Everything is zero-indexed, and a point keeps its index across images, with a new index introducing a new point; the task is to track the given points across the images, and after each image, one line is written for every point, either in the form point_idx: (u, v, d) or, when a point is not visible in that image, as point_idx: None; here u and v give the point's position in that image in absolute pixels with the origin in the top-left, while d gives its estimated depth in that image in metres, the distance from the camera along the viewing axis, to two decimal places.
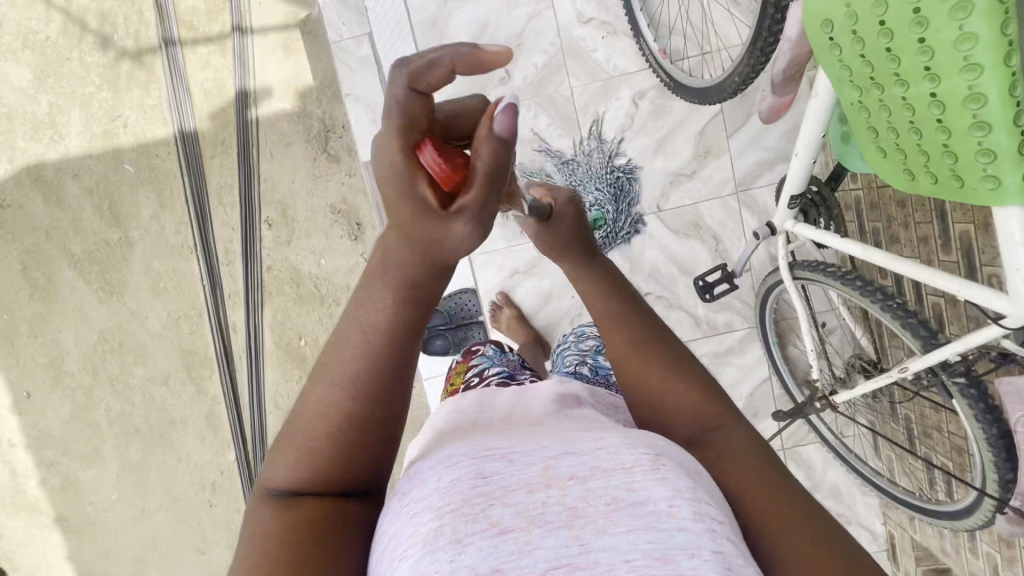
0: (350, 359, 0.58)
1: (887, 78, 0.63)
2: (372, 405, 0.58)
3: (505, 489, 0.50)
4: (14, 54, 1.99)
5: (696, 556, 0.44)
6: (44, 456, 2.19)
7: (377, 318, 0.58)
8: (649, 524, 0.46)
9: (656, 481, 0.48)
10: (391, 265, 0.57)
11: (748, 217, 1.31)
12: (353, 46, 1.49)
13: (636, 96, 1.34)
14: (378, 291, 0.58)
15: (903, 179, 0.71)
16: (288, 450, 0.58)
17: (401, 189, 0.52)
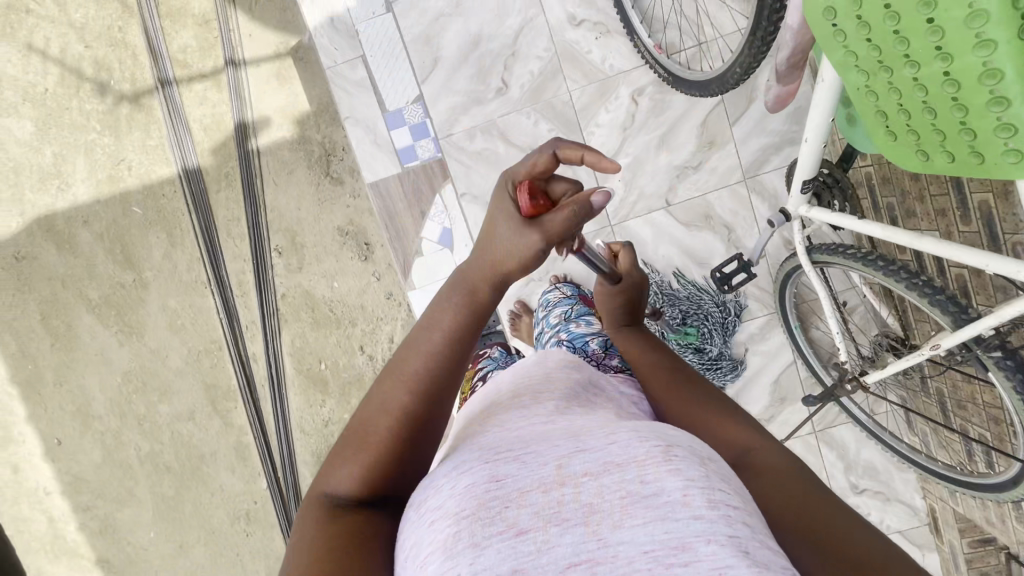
0: (413, 360, 0.67)
1: (896, 62, 0.62)
2: (428, 402, 0.65)
3: (519, 489, 0.50)
4: (15, 109, 2.01)
5: (711, 541, 0.44)
6: (80, 501, 2.22)
7: (440, 326, 0.68)
8: (664, 514, 0.46)
9: (668, 471, 0.49)
10: (463, 280, 0.70)
11: (758, 203, 1.31)
12: (348, 70, 1.50)
13: (635, 93, 1.33)
14: (445, 301, 0.69)
15: (914, 160, 0.71)
16: (348, 450, 0.64)
17: (503, 218, 0.67)
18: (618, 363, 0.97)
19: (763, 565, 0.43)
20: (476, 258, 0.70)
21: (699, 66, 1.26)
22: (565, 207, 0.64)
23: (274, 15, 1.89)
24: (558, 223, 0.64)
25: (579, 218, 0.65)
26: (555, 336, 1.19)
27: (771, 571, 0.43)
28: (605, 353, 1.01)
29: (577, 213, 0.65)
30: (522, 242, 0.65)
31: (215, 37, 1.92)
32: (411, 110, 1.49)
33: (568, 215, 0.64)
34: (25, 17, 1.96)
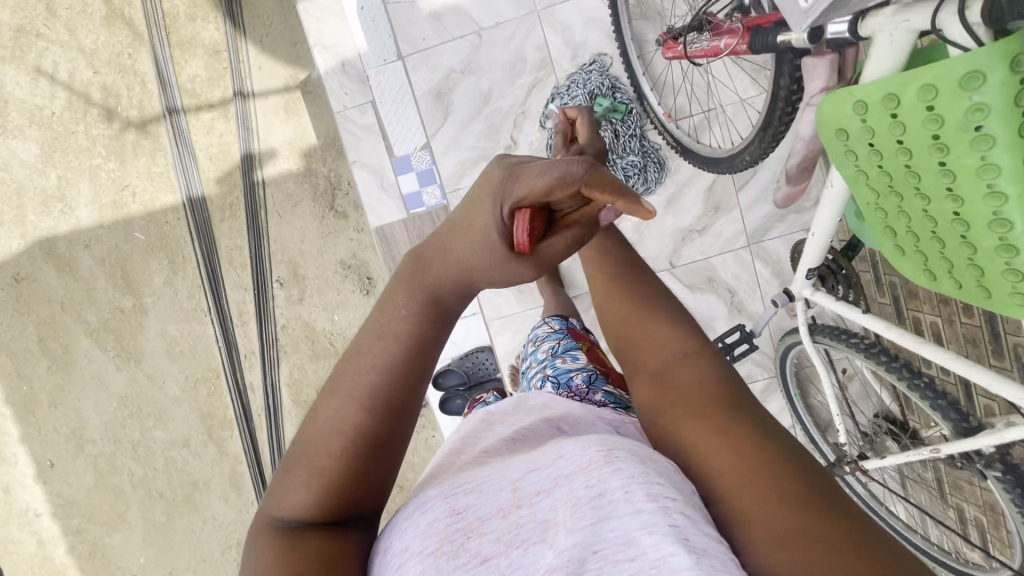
0: (365, 369, 0.57)
1: (907, 190, 0.63)
2: (387, 416, 0.57)
3: (479, 518, 0.51)
4: (21, 131, 2.01)
5: (655, 532, 0.45)
6: (70, 524, 2.21)
7: (396, 329, 0.58)
8: (609, 514, 0.47)
9: (609, 470, 0.48)
10: (423, 274, 0.60)
11: (762, 268, 1.31)
12: (357, 115, 1.50)
13: (643, 156, 1.34)
14: (401, 301, 0.59)
15: (921, 276, 0.71)
16: (297, 473, 0.56)
17: (489, 228, 0.56)
18: (602, 399, 0.85)
19: (702, 552, 0.43)
20: (438, 250, 0.59)
21: (706, 134, 1.26)
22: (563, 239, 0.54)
23: (284, 48, 1.89)
24: (557, 251, 0.54)
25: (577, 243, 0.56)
26: (540, 373, 1.06)
27: (711, 558, 0.43)
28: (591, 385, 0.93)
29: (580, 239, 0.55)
30: (512, 263, 0.56)
31: (224, 68, 1.92)
32: (418, 156, 1.49)
33: (569, 240, 0.55)
34: (35, 40, 1.96)
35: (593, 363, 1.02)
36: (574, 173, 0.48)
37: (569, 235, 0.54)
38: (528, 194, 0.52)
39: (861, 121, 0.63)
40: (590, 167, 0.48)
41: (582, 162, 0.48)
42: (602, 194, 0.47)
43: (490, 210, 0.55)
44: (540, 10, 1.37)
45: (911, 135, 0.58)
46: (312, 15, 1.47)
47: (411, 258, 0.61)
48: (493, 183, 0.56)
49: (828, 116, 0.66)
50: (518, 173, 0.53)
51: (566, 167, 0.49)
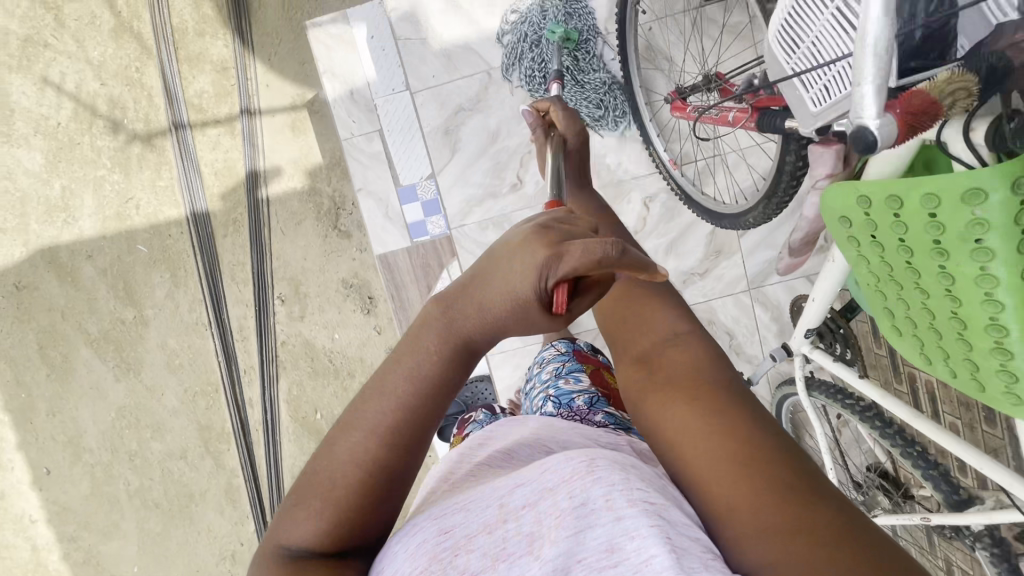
0: (391, 410, 0.56)
1: (907, 282, 0.65)
2: (408, 456, 0.57)
3: (467, 535, 0.52)
4: (27, 140, 2.01)
5: (638, 536, 0.46)
6: (65, 531, 2.22)
7: (425, 372, 0.57)
8: (592, 522, 0.48)
9: (591, 480, 0.50)
10: (457, 318, 0.57)
11: (761, 313, 1.33)
12: (364, 142, 1.51)
13: (647, 198, 1.35)
14: (427, 343, 0.57)
15: (917, 359, 0.72)
16: (309, 501, 0.56)
17: (527, 298, 0.54)
18: (602, 420, 0.87)
19: (685, 552, 0.45)
20: (477, 294, 0.56)
21: (710, 180, 1.27)
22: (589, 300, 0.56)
23: (292, 67, 1.89)
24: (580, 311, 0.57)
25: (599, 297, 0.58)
26: (543, 393, 1.04)
27: (694, 558, 0.45)
28: (591, 410, 0.91)
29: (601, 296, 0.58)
30: (544, 324, 0.56)
31: (231, 85, 1.92)
32: (424, 186, 1.49)
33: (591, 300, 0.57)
34: (43, 50, 1.96)
35: (597, 387, 1.00)
36: (609, 255, 0.50)
37: (593, 297, 0.56)
38: (566, 275, 0.52)
39: (864, 212, 0.64)
40: (625, 251, 0.50)
41: (618, 246, 0.50)
42: (631, 269, 0.51)
43: (521, 278, 0.53)
44: None
45: (913, 235, 0.59)
46: (322, 43, 1.48)
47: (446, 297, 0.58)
48: (526, 253, 0.53)
49: (832, 200, 0.67)
50: (555, 243, 0.52)
51: (604, 247, 0.50)
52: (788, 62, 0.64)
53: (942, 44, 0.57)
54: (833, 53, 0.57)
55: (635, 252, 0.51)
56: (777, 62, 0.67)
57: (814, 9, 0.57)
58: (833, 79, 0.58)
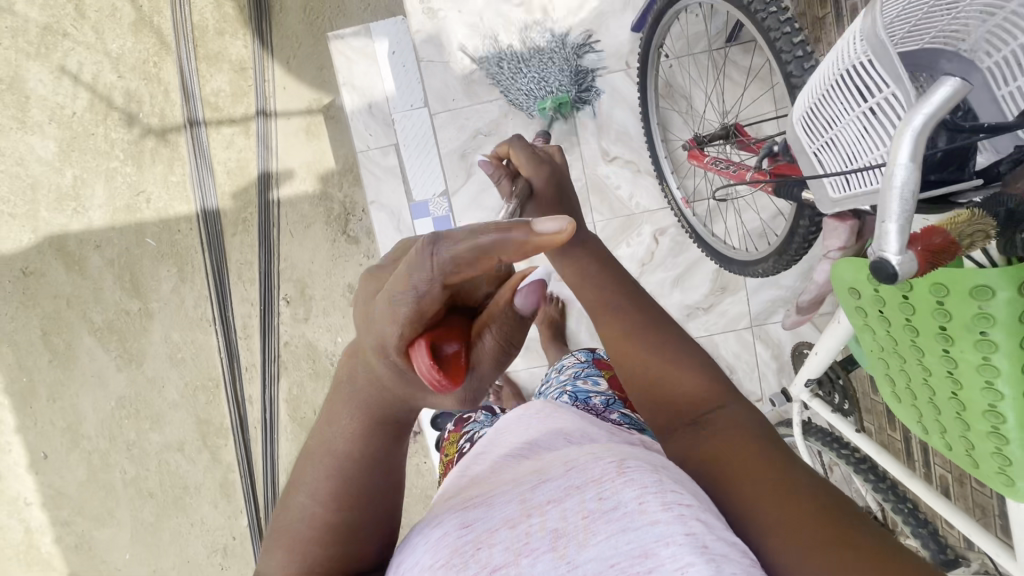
0: (321, 476, 0.55)
1: (910, 357, 0.67)
2: (352, 514, 0.56)
3: (490, 530, 0.51)
4: (41, 128, 2.02)
5: (672, 543, 0.42)
6: (59, 515, 2.24)
7: (342, 438, 0.55)
8: (623, 525, 0.45)
9: (622, 482, 0.48)
10: (358, 385, 0.54)
11: (762, 350, 1.35)
12: (379, 156, 1.52)
13: (657, 232, 1.37)
14: (341, 414, 0.55)
15: (913, 425, 0.74)
16: (272, 567, 0.56)
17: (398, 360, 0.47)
18: (619, 418, 0.90)
19: (724, 559, 0.41)
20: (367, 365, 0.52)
21: (719, 218, 1.29)
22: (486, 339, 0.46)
23: (310, 72, 1.90)
24: (496, 354, 0.47)
25: (509, 334, 0.47)
26: (560, 388, 1.08)
27: (733, 564, 0.41)
28: (607, 409, 0.94)
29: (512, 324, 0.47)
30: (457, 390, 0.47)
31: (249, 86, 1.93)
32: (437, 202, 1.50)
33: (498, 338, 0.47)
34: (62, 40, 1.96)
35: (613, 390, 1.02)
36: (425, 273, 0.41)
37: (496, 327, 0.46)
38: (407, 320, 0.43)
39: (873, 288, 0.66)
40: (433, 250, 0.40)
41: (423, 251, 0.40)
42: (465, 265, 0.40)
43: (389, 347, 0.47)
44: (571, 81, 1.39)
45: (919, 317, 0.61)
46: (343, 55, 1.49)
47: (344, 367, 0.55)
48: (370, 317, 0.48)
49: (843, 272, 0.69)
50: (388, 281, 0.46)
51: (409, 280, 0.42)
52: (811, 147, 0.69)
53: (960, 157, 0.64)
54: (860, 154, 0.62)
55: (449, 244, 0.40)
56: (798, 141, 0.72)
57: (847, 107, 0.61)
58: (857, 177, 0.63)
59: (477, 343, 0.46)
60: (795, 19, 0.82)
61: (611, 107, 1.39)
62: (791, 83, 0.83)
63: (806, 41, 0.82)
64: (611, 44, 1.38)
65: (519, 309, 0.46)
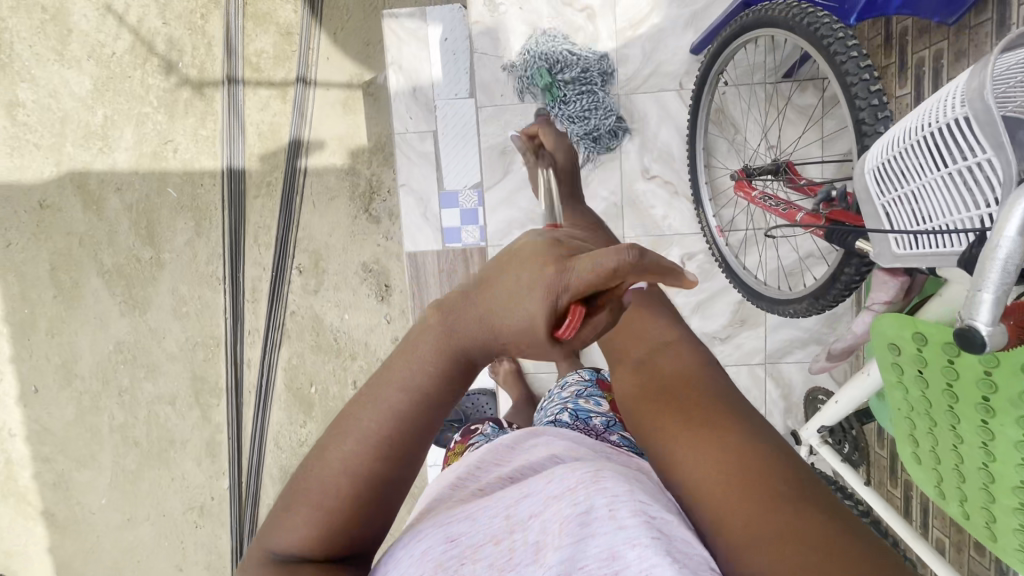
0: (381, 423, 0.51)
1: (942, 422, 0.67)
2: (395, 469, 0.53)
3: (474, 544, 0.53)
4: (77, 63, 2.00)
5: (638, 545, 0.47)
6: (41, 451, 2.24)
7: (416, 384, 0.51)
8: (592, 532, 0.49)
9: (596, 490, 0.52)
10: (453, 325, 0.50)
11: (771, 388, 1.36)
12: (416, 140, 1.51)
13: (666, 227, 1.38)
14: (421, 353, 0.51)
15: (930, 489, 0.74)
16: (296, 510, 0.53)
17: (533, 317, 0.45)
18: (616, 440, 0.82)
19: (684, 563, 0.45)
20: (476, 309, 0.49)
21: (747, 253, 1.28)
22: (598, 330, 0.46)
23: (356, 46, 1.89)
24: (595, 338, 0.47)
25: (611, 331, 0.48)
26: (559, 405, 1.00)
27: (693, 568, 0.45)
28: (606, 431, 0.86)
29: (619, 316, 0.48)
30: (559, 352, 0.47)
31: (293, 50, 1.92)
32: (467, 195, 1.50)
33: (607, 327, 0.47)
34: None
35: (615, 412, 0.95)
36: (628, 260, 0.42)
37: (613, 311, 0.46)
38: (577, 290, 0.44)
39: (916, 346, 0.66)
40: (644, 254, 0.41)
41: (632, 250, 0.41)
42: (656, 274, 0.43)
43: (531, 296, 0.46)
44: (622, 93, 1.38)
45: (962, 383, 0.61)
46: (394, 34, 1.47)
47: (444, 301, 0.51)
48: (539, 271, 0.46)
49: (885, 327, 0.69)
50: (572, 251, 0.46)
51: (615, 257, 0.42)
52: (881, 198, 0.70)
53: None
54: (932, 215, 0.62)
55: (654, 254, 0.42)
56: (866, 190, 0.72)
57: (925, 166, 0.62)
58: (925, 237, 0.64)
59: (590, 326, 0.46)
60: (874, 67, 0.80)
61: (658, 126, 1.38)
62: (861, 129, 0.81)
63: (882, 91, 0.80)
64: (668, 62, 1.37)
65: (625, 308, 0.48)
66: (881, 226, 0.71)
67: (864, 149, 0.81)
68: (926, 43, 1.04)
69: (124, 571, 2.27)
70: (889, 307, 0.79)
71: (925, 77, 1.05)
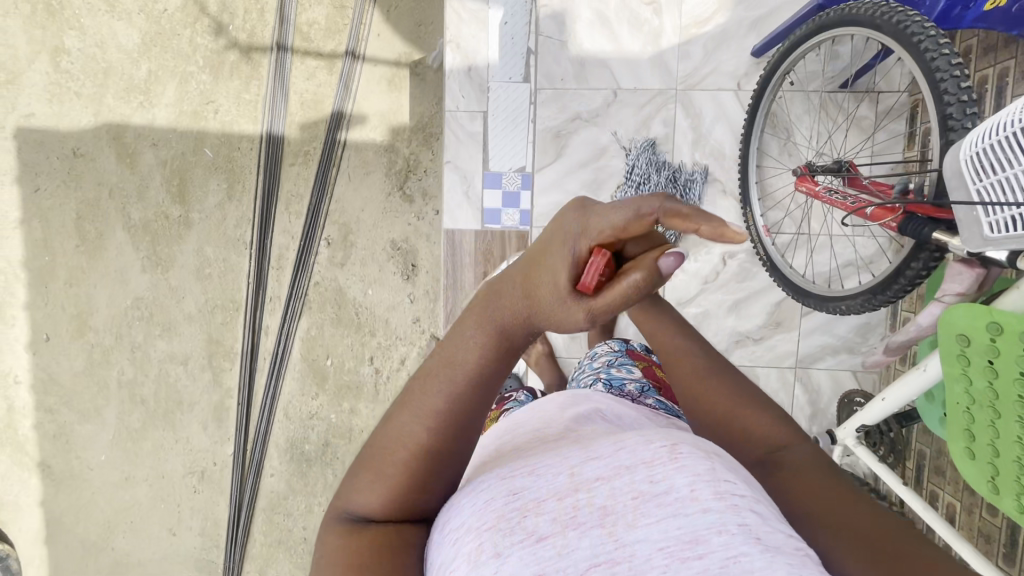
0: (434, 395, 0.55)
1: (1008, 414, 0.69)
2: (449, 439, 0.55)
3: (536, 500, 0.46)
4: (128, 16, 2.00)
5: (724, 531, 0.40)
6: (45, 401, 2.21)
7: (468, 358, 0.54)
8: (674, 509, 0.41)
9: (676, 465, 0.44)
10: (499, 302, 0.54)
11: (800, 391, 1.45)
12: (467, 120, 1.50)
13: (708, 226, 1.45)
14: (469, 332, 0.55)
15: (982, 486, 0.75)
16: (365, 474, 0.56)
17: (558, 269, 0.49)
18: (653, 404, 0.84)
19: (776, 552, 0.40)
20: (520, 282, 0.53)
21: (790, 254, 1.34)
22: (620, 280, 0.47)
23: (407, 26, 1.92)
24: (630, 298, 0.48)
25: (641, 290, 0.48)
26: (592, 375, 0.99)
27: (786, 556, 0.40)
28: (642, 396, 0.86)
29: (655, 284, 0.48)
30: (590, 308, 0.49)
31: (345, 24, 1.94)
32: (510, 177, 1.51)
33: (638, 282, 0.47)
34: None
35: (649, 379, 0.94)
36: (654, 207, 0.44)
37: (649, 274, 0.47)
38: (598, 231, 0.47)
39: (989, 338, 0.68)
40: (669, 197, 0.44)
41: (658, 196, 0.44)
42: (683, 219, 0.43)
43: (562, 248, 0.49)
44: (680, 89, 1.44)
45: None
46: (455, 13, 1.47)
47: (496, 278, 0.56)
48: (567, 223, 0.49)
49: (956, 318, 0.71)
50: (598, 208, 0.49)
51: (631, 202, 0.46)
52: (975, 184, 0.78)
53: None
54: None
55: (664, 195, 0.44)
56: (959, 177, 0.80)
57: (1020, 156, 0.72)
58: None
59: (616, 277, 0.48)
60: (965, 64, 0.87)
61: (712, 124, 1.45)
62: (948, 123, 0.89)
63: (972, 87, 0.87)
64: (729, 63, 1.43)
65: (665, 275, 0.48)
66: (971, 209, 0.79)
67: (949, 143, 0.88)
68: (991, 60, 1.12)
69: (115, 530, 2.24)
70: (961, 297, 0.89)
71: (988, 94, 1.13)
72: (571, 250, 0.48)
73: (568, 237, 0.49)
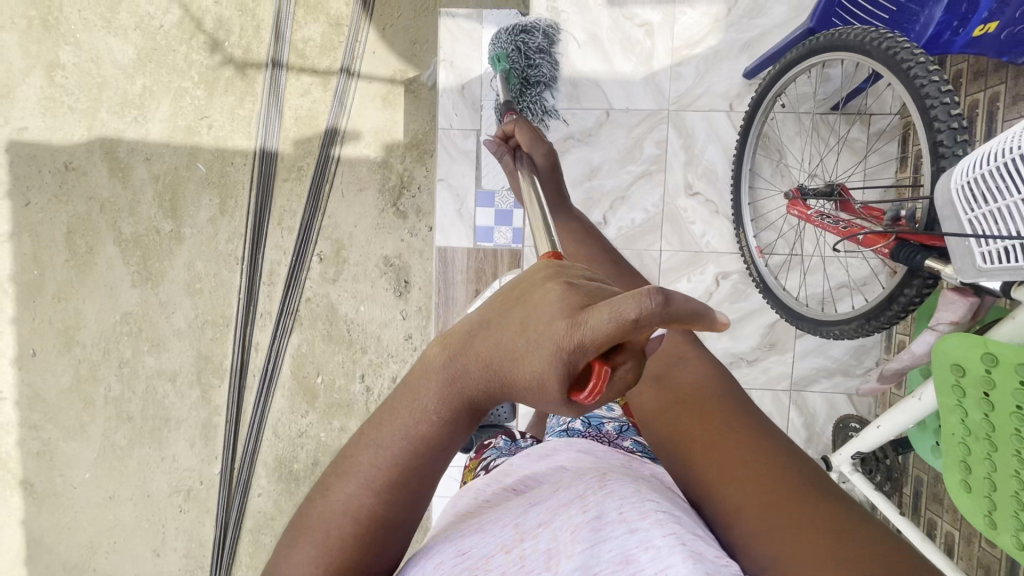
0: (386, 461, 0.50)
1: (1005, 447, 0.67)
2: (401, 504, 0.51)
3: (484, 555, 0.45)
4: (123, 32, 2.00)
5: (651, 546, 0.40)
6: (29, 417, 2.17)
7: (425, 429, 0.49)
8: (604, 534, 0.42)
9: (605, 496, 0.45)
10: (462, 374, 0.47)
11: (795, 414, 1.43)
12: (460, 138, 1.50)
13: (702, 247, 1.45)
14: (427, 402, 0.49)
15: (979, 520, 0.73)
16: (304, 541, 0.51)
17: (543, 375, 0.40)
18: (631, 446, 0.68)
19: (702, 557, 0.39)
20: (489, 363, 0.45)
21: (782, 276, 1.34)
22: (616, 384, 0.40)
23: (402, 43, 1.92)
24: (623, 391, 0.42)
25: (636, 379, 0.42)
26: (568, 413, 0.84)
27: (709, 563, 0.39)
28: (619, 437, 0.71)
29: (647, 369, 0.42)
30: (576, 410, 0.42)
31: (340, 41, 1.94)
32: (503, 196, 1.50)
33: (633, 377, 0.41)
34: None
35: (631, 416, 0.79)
36: (651, 311, 0.35)
37: (638, 362, 0.40)
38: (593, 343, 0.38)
39: (983, 368, 0.67)
40: (668, 300, 0.35)
41: (658, 295, 0.36)
42: (682, 325, 0.36)
43: (547, 352, 0.40)
44: (673, 110, 1.44)
45: None
46: (449, 33, 1.49)
47: (454, 345, 0.47)
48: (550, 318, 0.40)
49: (949, 348, 0.70)
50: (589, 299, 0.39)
51: (638, 304, 0.36)
52: (967, 214, 0.77)
53: None
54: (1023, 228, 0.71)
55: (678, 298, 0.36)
56: (951, 207, 0.80)
57: (1008, 188, 0.71)
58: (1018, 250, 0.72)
59: (611, 377, 0.40)
60: (955, 91, 0.87)
61: (705, 143, 1.44)
62: (938, 151, 0.88)
63: (962, 115, 0.87)
64: (721, 84, 1.43)
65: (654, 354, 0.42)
66: (963, 240, 0.78)
67: (940, 170, 0.88)
68: (982, 85, 1.13)
69: (97, 551, 2.18)
70: (954, 326, 0.88)
71: (980, 118, 1.13)
72: (561, 362, 0.39)
73: (556, 341, 0.39)
